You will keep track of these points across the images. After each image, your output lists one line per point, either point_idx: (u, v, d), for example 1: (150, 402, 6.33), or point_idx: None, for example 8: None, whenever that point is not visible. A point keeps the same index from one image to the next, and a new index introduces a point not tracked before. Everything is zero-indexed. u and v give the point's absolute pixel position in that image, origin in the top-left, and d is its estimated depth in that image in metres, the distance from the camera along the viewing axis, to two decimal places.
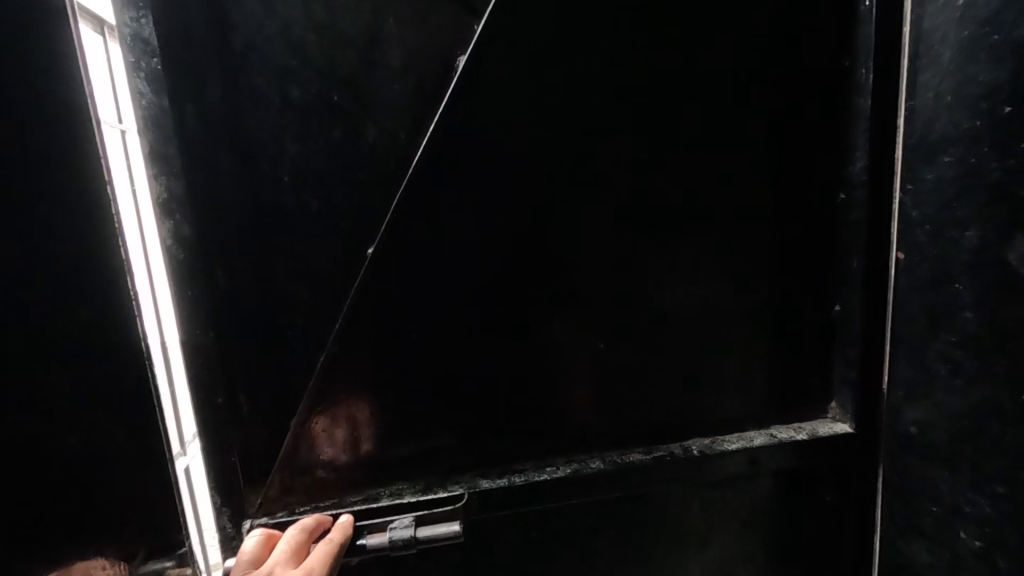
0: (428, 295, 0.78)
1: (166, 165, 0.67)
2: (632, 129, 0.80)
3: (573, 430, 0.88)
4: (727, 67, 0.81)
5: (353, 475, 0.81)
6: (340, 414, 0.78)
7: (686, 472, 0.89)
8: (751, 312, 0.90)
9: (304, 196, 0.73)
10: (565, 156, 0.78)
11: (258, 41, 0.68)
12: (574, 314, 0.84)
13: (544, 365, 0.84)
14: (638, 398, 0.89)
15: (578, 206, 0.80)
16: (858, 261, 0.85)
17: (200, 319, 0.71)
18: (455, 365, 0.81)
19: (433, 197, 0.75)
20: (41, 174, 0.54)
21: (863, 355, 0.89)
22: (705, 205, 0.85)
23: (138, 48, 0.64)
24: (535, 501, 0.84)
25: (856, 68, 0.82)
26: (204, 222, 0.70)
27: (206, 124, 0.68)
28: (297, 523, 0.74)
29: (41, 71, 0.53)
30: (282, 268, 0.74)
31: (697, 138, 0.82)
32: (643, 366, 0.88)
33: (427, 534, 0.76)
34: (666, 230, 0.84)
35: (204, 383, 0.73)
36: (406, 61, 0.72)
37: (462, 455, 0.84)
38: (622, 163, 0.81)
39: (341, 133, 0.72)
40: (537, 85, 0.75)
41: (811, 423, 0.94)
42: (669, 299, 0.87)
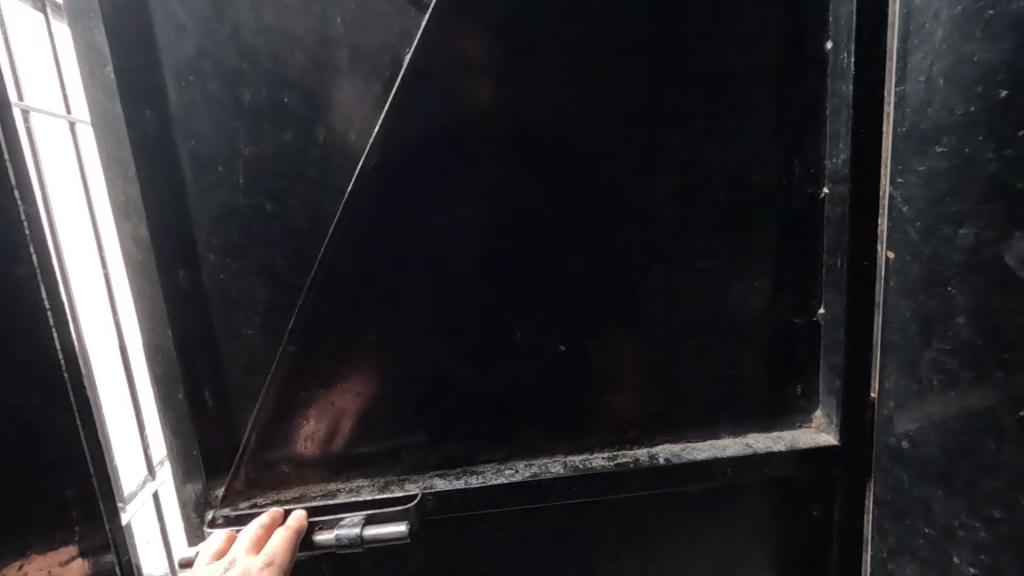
0: (384, 296, 0.77)
1: (122, 169, 0.70)
2: (590, 122, 0.76)
3: (534, 433, 0.84)
4: (695, 50, 0.74)
5: (315, 470, 0.82)
6: (301, 409, 0.80)
7: (651, 483, 0.82)
8: (727, 315, 0.81)
9: (258, 196, 0.74)
10: (521, 152, 0.76)
11: (208, 45, 0.70)
12: (531, 316, 0.80)
13: (500, 368, 0.81)
14: (604, 405, 0.83)
15: (534, 204, 0.77)
16: (843, 260, 0.77)
17: (159, 318, 0.74)
18: (412, 366, 0.80)
19: (382, 196, 0.74)
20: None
21: (850, 362, 0.80)
22: (679, 198, 0.77)
23: (92, 57, 0.67)
24: (490, 504, 0.81)
25: (837, 51, 0.74)
26: (159, 224, 0.73)
27: (162, 128, 0.71)
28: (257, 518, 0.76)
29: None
30: (239, 268, 0.75)
31: (663, 128, 0.76)
32: (608, 372, 0.82)
33: (372, 534, 0.76)
34: (628, 228, 0.78)
35: (167, 378, 0.76)
36: (354, 59, 0.72)
37: (422, 455, 0.83)
38: (581, 157, 0.77)
39: (292, 134, 0.72)
40: (490, 81, 0.73)
41: (791, 433, 0.84)
42: (636, 301, 0.80)
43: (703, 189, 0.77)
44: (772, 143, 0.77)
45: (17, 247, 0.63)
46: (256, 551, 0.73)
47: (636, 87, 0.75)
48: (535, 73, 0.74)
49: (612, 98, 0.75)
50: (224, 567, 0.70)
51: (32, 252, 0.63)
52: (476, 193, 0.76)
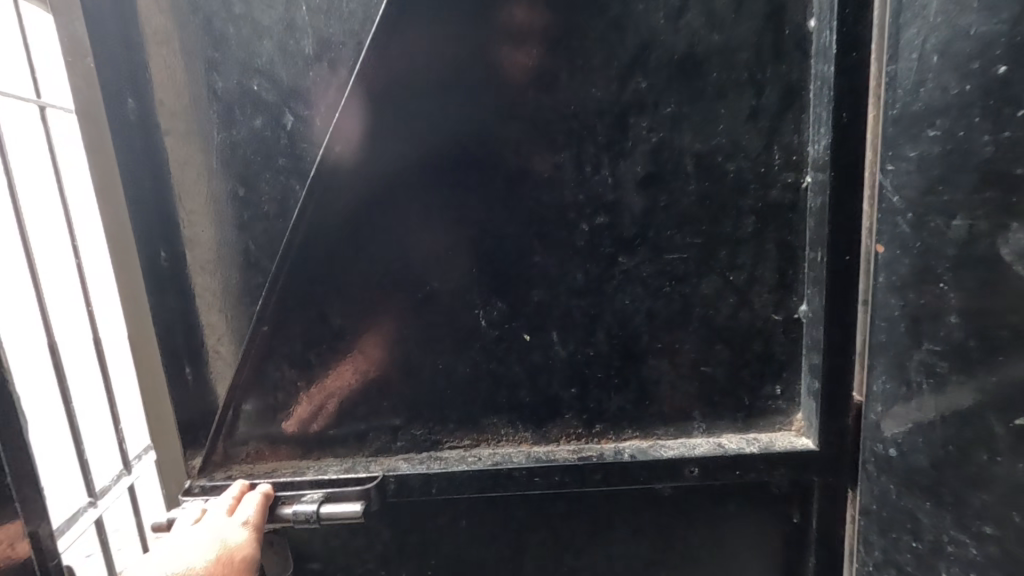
0: (349, 281, 0.79)
1: (104, 155, 0.74)
2: (554, 106, 0.73)
3: (498, 422, 0.83)
4: (665, 31, 0.71)
5: (287, 447, 0.85)
6: (273, 388, 0.83)
7: (615, 479, 0.79)
8: (698, 309, 0.78)
9: (231, 182, 0.77)
10: (483, 137, 0.74)
11: (183, 36, 0.73)
12: (496, 304, 0.79)
13: (464, 355, 0.81)
14: (570, 398, 0.82)
15: (496, 190, 0.76)
16: (823, 253, 0.73)
17: (143, 296, 0.79)
18: (378, 350, 0.82)
19: (345, 183, 0.75)
20: None
21: (830, 362, 0.75)
22: (647, 187, 0.75)
23: (74, 48, 0.71)
24: (450, 491, 0.81)
25: (821, 30, 0.69)
26: (139, 210, 0.76)
27: (141, 115, 0.74)
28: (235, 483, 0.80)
29: None
30: (213, 250, 0.79)
31: (630, 114, 0.73)
32: (574, 364, 0.80)
33: (328, 512, 0.77)
34: (594, 217, 0.76)
35: (151, 352, 0.81)
36: (319, 47, 0.73)
37: (388, 438, 0.85)
38: (546, 142, 0.74)
39: (262, 121, 0.75)
40: (451, 66, 0.72)
41: (767, 435, 0.80)
42: (602, 292, 0.78)
43: (673, 177, 0.74)
44: (749, 129, 0.73)
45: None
46: (231, 513, 0.76)
47: (602, 69, 0.72)
48: (497, 57, 0.72)
49: (578, 81, 0.72)
50: (198, 528, 0.74)
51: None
52: (438, 179, 0.76)
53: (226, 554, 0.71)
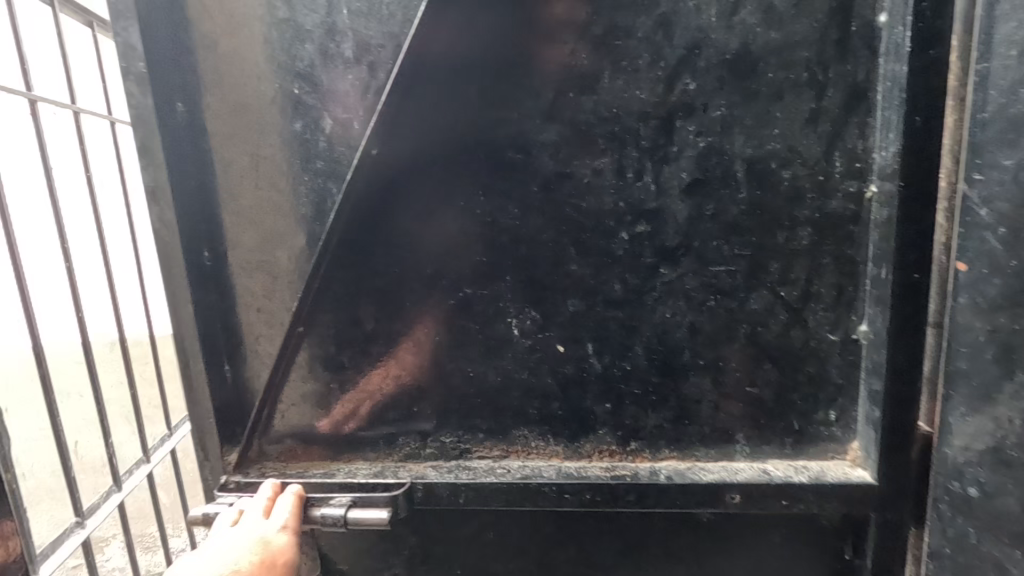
0: (383, 285, 0.79)
1: (151, 158, 0.75)
2: (595, 109, 0.70)
3: (528, 434, 0.81)
4: (716, 29, 0.66)
5: (319, 448, 0.86)
6: (307, 388, 0.84)
7: (649, 501, 0.75)
8: (744, 326, 0.73)
9: (271, 184, 0.78)
10: (520, 142, 0.72)
11: (229, 41, 0.74)
12: (529, 313, 0.77)
13: (495, 364, 0.79)
14: (604, 413, 0.79)
15: (532, 195, 0.73)
16: (889, 270, 0.66)
17: (184, 296, 0.80)
18: (409, 355, 0.81)
19: (383, 187, 0.75)
20: None
21: (894, 389, 0.68)
22: (693, 194, 0.70)
23: (127, 53, 0.72)
24: (478, 502, 0.79)
25: (892, 27, 0.63)
26: (186, 211, 0.79)
27: (187, 118, 0.76)
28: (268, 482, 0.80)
29: None
30: (252, 251, 0.80)
31: (675, 117, 0.69)
32: (609, 378, 0.77)
33: (355, 517, 0.76)
34: (634, 225, 0.72)
35: (190, 351, 0.82)
36: (358, 50, 0.72)
37: (417, 444, 0.84)
38: (585, 146, 0.71)
39: (302, 124, 0.75)
40: (490, 69, 0.70)
41: (818, 464, 0.74)
42: (641, 304, 0.74)
43: (721, 184, 0.70)
44: (806, 134, 0.67)
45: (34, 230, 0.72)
46: (267, 514, 0.77)
47: (647, 71, 0.68)
48: (537, 59, 0.70)
49: (621, 84, 0.69)
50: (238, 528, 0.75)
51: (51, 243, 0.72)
52: (473, 184, 0.74)
53: (268, 558, 0.72)
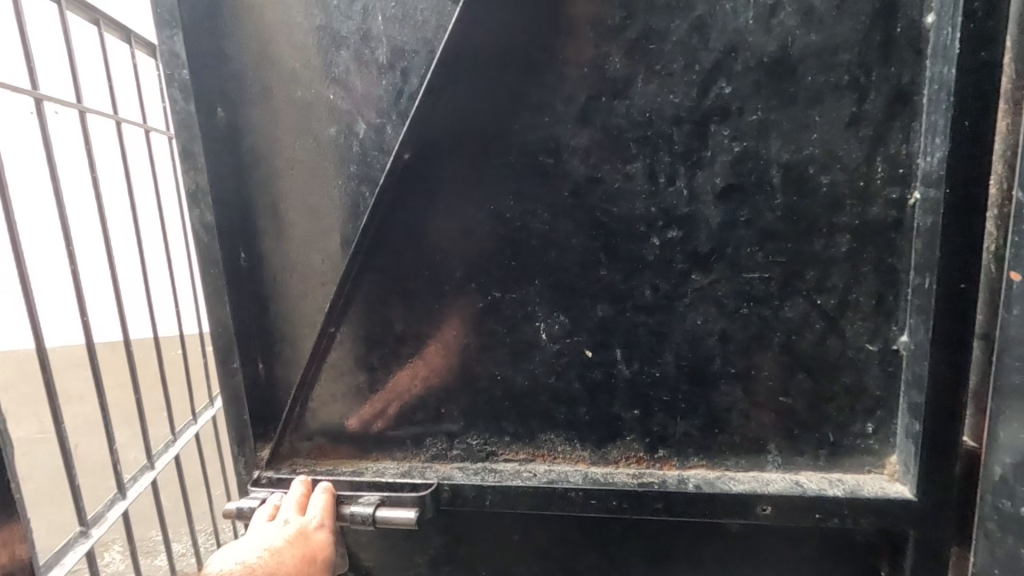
0: (413, 287, 0.80)
1: (193, 162, 0.78)
2: (627, 113, 0.70)
3: (554, 438, 0.81)
4: (754, 32, 0.65)
5: (348, 447, 0.88)
6: (337, 388, 0.85)
7: (678, 509, 0.74)
8: (778, 334, 0.71)
9: (306, 187, 0.79)
10: (550, 146, 0.72)
11: (268, 47, 0.76)
12: (557, 318, 0.77)
13: (523, 368, 0.80)
14: (632, 419, 0.78)
15: (563, 199, 0.73)
16: (932, 279, 0.64)
17: (222, 295, 0.82)
18: (438, 357, 0.82)
19: (415, 191, 0.76)
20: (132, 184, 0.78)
21: (937, 402, 0.65)
22: (727, 199, 0.69)
23: (172, 61, 0.75)
24: (503, 504, 0.79)
25: (939, 29, 0.61)
26: (224, 214, 0.81)
27: (228, 124, 0.79)
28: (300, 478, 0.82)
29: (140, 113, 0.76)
30: (287, 253, 0.82)
31: (709, 121, 0.68)
32: (637, 384, 0.76)
33: (383, 515, 0.77)
34: (665, 230, 0.71)
35: (225, 348, 0.84)
36: (392, 56, 0.73)
37: (444, 445, 0.85)
38: (616, 150, 0.71)
39: (336, 128, 0.77)
40: (523, 74, 0.71)
41: (853, 477, 0.72)
42: (672, 309, 0.73)
43: (756, 189, 0.68)
44: (846, 138, 0.66)
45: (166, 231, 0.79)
46: (303, 509, 0.78)
47: (682, 74, 0.67)
48: (570, 63, 0.70)
49: (654, 87, 0.68)
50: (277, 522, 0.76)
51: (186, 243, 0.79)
52: (503, 189, 0.74)
53: (308, 554, 0.73)
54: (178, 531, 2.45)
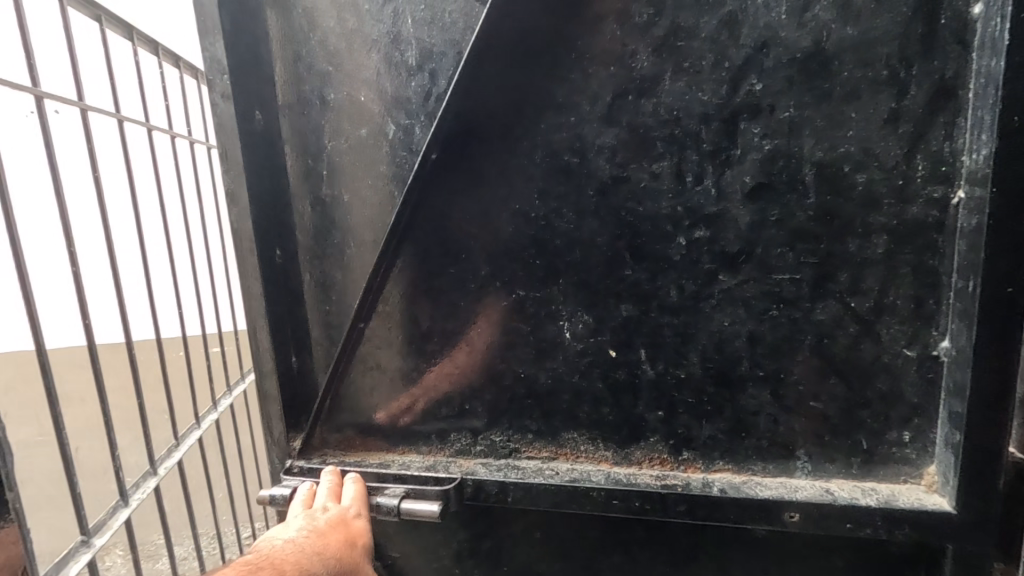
0: (440, 284, 0.81)
1: (232, 164, 0.81)
2: (654, 112, 0.69)
3: (577, 437, 0.81)
4: (786, 27, 0.64)
5: (376, 439, 0.90)
6: (366, 382, 0.88)
7: (701, 513, 0.73)
8: (809, 337, 0.69)
9: (339, 187, 0.82)
10: (577, 146, 0.72)
11: (303, 51, 0.79)
12: (582, 317, 0.77)
13: (547, 366, 0.80)
14: (656, 420, 0.77)
15: (588, 199, 0.73)
16: (976, 282, 0.61)
17: (258, 290, 0.86)
18: (463, 354, 0.83)
19: (442, 190, 0.77)
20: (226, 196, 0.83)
21: (981, 411, 0.62)
22: (757, 198, 0.68)
23: (213, 67, 0.78)
24: (526, 501, 0.80)
25: (987, 20, 0.58)
26: (261, 212, 0.84)
27: (265, 126, 0.82)
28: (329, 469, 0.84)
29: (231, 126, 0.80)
30: (320, 251, 0.85)
31: (739, 119, 0.66)
32: (662, 385, 0.76)
33: (408, 507, 0.78)
34: (692, 230, 0.70)
35: (261, 341, 0.88)
36: (421, 58, 0.75)
37: (468, 441, 0.86)
38: (643, 149, 0.70)
39: (367, 130, 0.79)
40: (548, 74, 0.71)
41: (888, 487, 0.70)
42: (698, 311, 0.72)
43: (787, 188, 0.67)
44: (884, 136, 0.63)
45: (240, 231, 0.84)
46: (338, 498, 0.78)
47: (712, 72, 0.66)
48: (596, 63, 0.70)
49: (682, 86, 0.67)
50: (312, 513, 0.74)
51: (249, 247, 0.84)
52: (528, 188, 0.75)
53: (350, 537, 0.70)
54: (180, 535, 2.36)
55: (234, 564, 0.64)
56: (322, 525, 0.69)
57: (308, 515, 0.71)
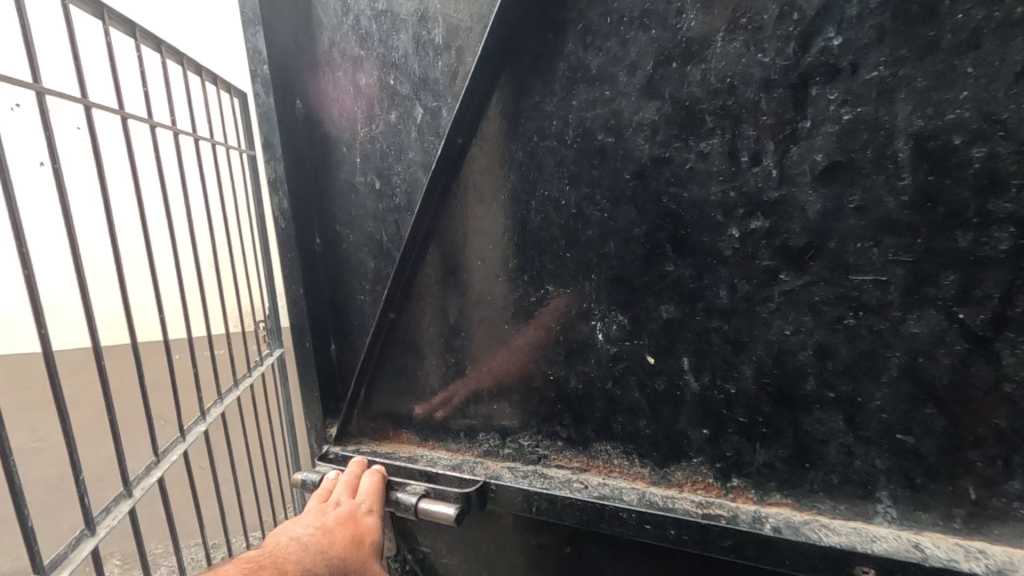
0: (468, 276, 0.77)
1: (272, 152, 0.83)
2: (702, 80, 0.58)
3: (610, 450, 0.73)
4: None
5: (408, 432, 0.89)
6: (398, 373, 0.87)
7: (749, 553, 0.62)
8: (897, 355, 0.55)
9: (371, 175, 0.80)
10: (612, 124, 0.64)
11: (337, 37, 0.78)
12: (615, 317, 0.69)
13: (579, 369, 0.73)
14: (700, 439, 0.67)
15: (625, 183, 0.64)
16: None
17: (297, 279, 0.87)
18: (493, 350, 0.79)
19: (470, 176, 0.73)
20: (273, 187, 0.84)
21: None
22: (831, 181, 0.55)
23: (254, 58, 0.79)
24: (550, 514, 0.73)
25: None
26: (298, 200, 0.85)
27: (305, 115, 0.83)
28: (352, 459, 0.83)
29: (270, 125, 0.81)
30: (355, 240, 0.85)
31: (808, 84, 0.54)
32: (707, 400, 0.65)
33: (425, 508, 0.75)
34: (746, 219, 0.59)
35: (301, 330, 0.89)
36: (449, 34, 0.70)
37: (497, 442, 0.82)
38: (688, 125, 0.60)
39: (397, 115, 0.76)
40: (580, 44, 0.63)
41: (1006, 552, 0.54)
42: (752, 316, 0.61)
43: (871, 168, 0.53)
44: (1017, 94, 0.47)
45: (284, 224, 0.85)
46: (353, 490, 0.77)
47: (776, 28, 0.54)
48: (634, 27, 0.60)
49: (738, 46, 0.56)
50: (325, 504, 0.74)
51: (289, 240, 0.85)
52: (559, 173, 0.68)
53: (357, 536, 0.71)
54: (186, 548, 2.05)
55: (235, 560, 0.62)
56: (328, 524, 0.70)
57: (314, 514, 0.72)
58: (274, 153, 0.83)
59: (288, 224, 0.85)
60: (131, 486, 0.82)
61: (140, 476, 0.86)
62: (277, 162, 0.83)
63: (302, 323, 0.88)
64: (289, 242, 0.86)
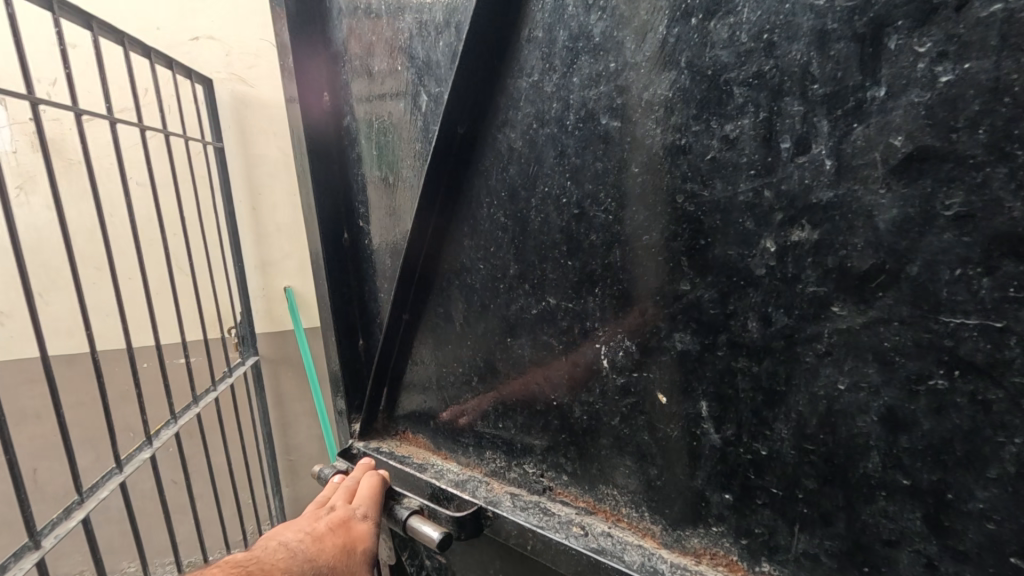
0: (472, 281, 0.70)
1: (299, 146, 0.82)
2: (731, 39, 0.43)
3: (617, 495, 0.62)
4: None
5: (424, 437, 0.85)
6: (415, 376, 0.84)
7: None
8: (1016, 443, 0.36)
9: (386, 169, 0.76)
10: (619, 103, 0.51)
11: (355, 25, 0.74)
12: (622, 343, 0.56)
13: (583, 398, 0.62)
14: (722, 505, 0.53)
15: (633, 179, 0.51)
16: None
17: (323, 274, 0.86)
18: (498, 363, 0.71)
19: (473, 172, 0.65)
20: (303, 182, 0.84)
21: None
22: (921, 175, 0.37)
23: (282, 52, 0.79)
24: (540, 557, 0.64)
25: None
26: (325, 197, 0.83)
27: (332, 108, 0.81)
28: (364, 461, 0.83)
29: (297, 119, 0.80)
30: (374, 236, 0.82)
31: (887, 32, 0.37)
32: (732, 458, 0.51)
33: (410, 526, 0.71)
34: (787, 228, 0.43)
35: (327, 326, 0.89)
36: (449, 10, 0.62)
37: (502, 464, 0.74)
38: (713, 101, 0.45)
39: (404, 103, 0.70)
40: (581, 5, 0.51)
41: None
42: (794, 360, 0.45)
43: (986, 157, 0.34)
44: None
45: (313, 219, 0.84)
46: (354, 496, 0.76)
47: None
48: None
49: None
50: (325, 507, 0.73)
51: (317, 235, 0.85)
52: (559, 166, 0.57)
53: (348, 544, 0.69)
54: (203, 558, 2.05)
55: (221, 563, 0.64)
56: (319, 530, 0.69)
57: (308, 519, 0.71)
58: (302, 148, 0.82)
59: (314, 218, 0.84)
60: (38, 538, 1.06)
61: (57, 521, 1.12)
62: (303, 157, 0.82)
63: (327, 318, 0.88)
64: (316, 237, 0.85)
